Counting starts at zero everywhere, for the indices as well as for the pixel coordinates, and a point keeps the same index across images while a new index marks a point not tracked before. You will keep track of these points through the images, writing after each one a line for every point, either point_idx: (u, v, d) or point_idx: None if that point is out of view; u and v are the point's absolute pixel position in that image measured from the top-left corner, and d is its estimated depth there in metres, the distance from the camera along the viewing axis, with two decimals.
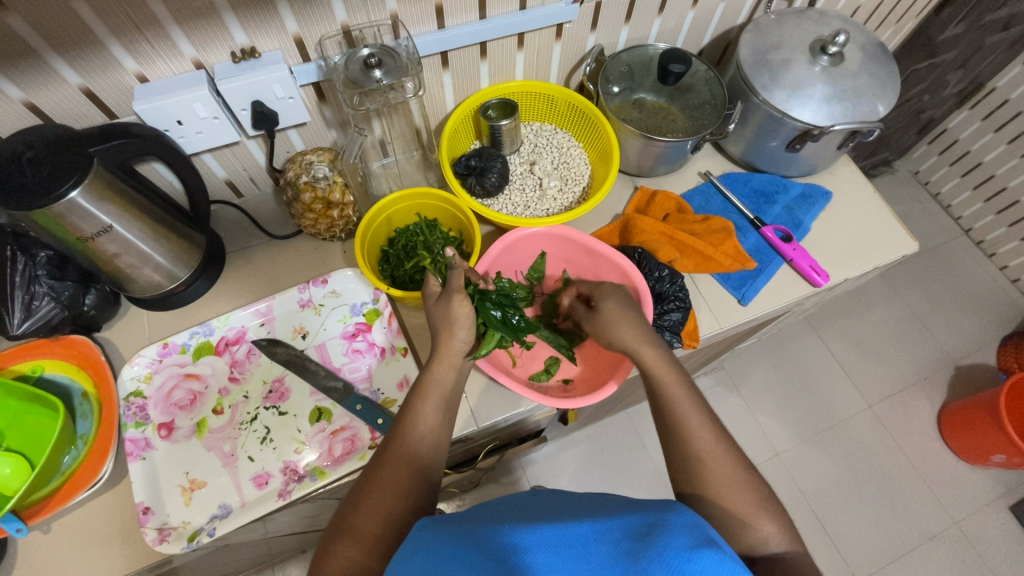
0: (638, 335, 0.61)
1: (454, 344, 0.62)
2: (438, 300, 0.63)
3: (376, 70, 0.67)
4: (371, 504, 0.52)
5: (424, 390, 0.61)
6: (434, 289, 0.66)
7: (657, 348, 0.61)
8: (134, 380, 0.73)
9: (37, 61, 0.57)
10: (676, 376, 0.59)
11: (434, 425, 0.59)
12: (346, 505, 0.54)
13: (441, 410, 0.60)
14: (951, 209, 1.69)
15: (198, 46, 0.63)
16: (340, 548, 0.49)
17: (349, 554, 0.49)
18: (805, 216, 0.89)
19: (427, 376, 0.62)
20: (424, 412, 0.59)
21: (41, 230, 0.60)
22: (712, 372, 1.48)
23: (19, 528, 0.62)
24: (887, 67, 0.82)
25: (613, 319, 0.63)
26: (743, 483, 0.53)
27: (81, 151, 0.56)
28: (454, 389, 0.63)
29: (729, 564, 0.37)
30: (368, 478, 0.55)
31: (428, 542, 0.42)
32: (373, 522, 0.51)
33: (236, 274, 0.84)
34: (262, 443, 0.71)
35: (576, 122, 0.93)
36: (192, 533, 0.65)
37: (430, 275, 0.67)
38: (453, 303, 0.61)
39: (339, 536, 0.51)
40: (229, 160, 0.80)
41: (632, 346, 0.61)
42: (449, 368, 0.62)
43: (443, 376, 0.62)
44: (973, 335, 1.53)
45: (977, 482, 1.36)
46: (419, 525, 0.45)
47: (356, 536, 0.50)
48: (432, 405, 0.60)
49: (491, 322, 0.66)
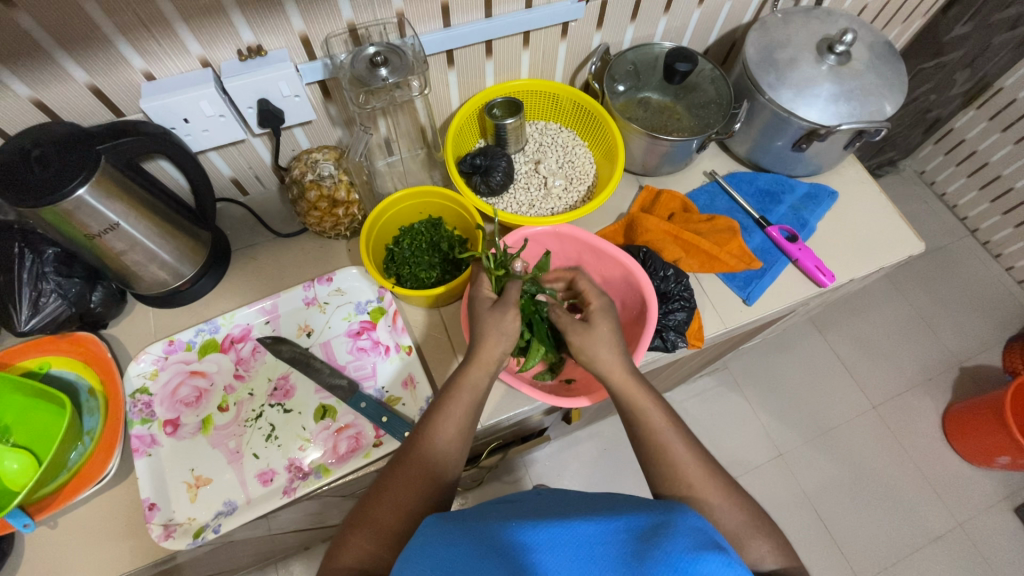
0: (608, 360, 0.60)
1: (496, 355, 0.60)
2: (492, 309, 0.63)
3: (381, 69, 0.67)
4: (392, 497, 0.53)
5: (457, 390, 0.59)
6: (489, 296, 0.66)
7: (631, 386, 0.59)
8: (140, 376, 0.73)
9: (46, 60, 0.57)
10: (648, 407, 0.58)
11: (461, 426, 0.58)
12: (367, 497, 0.55)
13: (473, 413, 0.59)
14: (957, 210, 1.68)
15: (204, 43, 0.63)
16: (356, 540, 0.51)
17: (366, 546, 0.51)
18: (811, 216, 0.89)
19: (461, 379, 0.60)
20: (453, 415, 0.58)
21: (47, 227, 0.60)
22: (716, 372, 1.48)
23: (26, 523, 0.62)
24: (895, 67, 0.81)
25: (585, 345, 0.61)
26: None
27: (88, 151, 0.56)
28: (485, 394, 0.60)
29: (733, 566, 0.37)
30: (388, 473, 0.55)
31: (435, 539, 0.42)
32: (394, 517, 0.52)
33: (241, 272, 0.84)
34: (267, 440, 0.71)
35: (581, 120, 0.93)
36: (198, 529, 0.65)
37: (483, 279, 0.68)
38: (509, 317, 0.61)
39: (356, 527, 0.52)
40: (235, 158, 0.80)
41: (613, 376, 0.60)
42: (484, 374, 0.60)
43: (476, 381, 0.59)
44: (978, 336, 1.52)
45: (982, 484, 1.35)
46: (425, 522, 0.44)
47: (375, 529, 0.52)
48: (463, 410, 0.58)
49: (539, 336, 0.70)
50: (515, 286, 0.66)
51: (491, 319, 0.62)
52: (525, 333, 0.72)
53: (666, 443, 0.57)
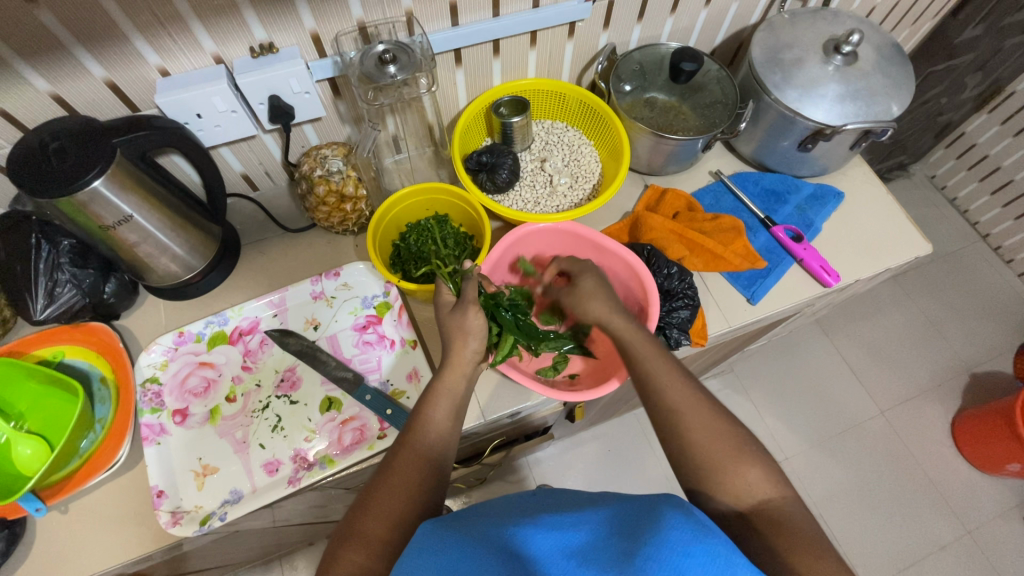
0: (585, 286, 0.64)
1: (467, 355, 0.63)
2: (453, 311, 0.65)
3: (390, 66, 0.68)
4: (378, 507, 0.53)
5: (435, 395, 0.62)
6: (450, 299, 0.68)
7: (615, 318, 0.62)
8: (151, 366, 0.75)
9: (64, 54, 0.59)
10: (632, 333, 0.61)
11: (445, 427, 0.60)
12: (355, 508, 0.54)
13: (453, 417, 0.61)
14: (968, 215, 1.66)
15: (218, 41, 0.64)
16: (347, 552, 0.50)
17: (356, 559, 0.50)
18: (817, 217, 0.89)
19: (438, 384, 0.62)
20: (433, 416, 0.60)
21: (64, 218, 0.62)
22: (722, 375, 1.48)
23: (39, 507, 0.64)
24: (902, 67, 0.81)
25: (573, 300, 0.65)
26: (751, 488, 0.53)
27: (104, 143, 0.58)
28: (465, 396, 0.63)
29: (725, 552, 0.39)
30: (373, 485, 0.55)
31: (432, 546, 0.42)
32: (382, 527, 0.52)
33: (249, 266, 0.86)
34: (273, 431, 0.72)
35: (587, 119, 0.94)
36: (204, 516, 0.66)
37: (442, 284, 0.69)
38: (470, 315, 0.63)
39: (345, 541, 0.51)
40: (246, 154, 0.81)
41: (603, 318, 0.62)
42: (459, 377, 0.63)
43: (454, 386, 0.62)
44: (989, 342, 1.51)
45: (992, 492, 1.34)
46: (420, 529, 0.44)
47: (363, 541, 0.51)
48: (448, 404, 0.61)
49: (507, 326, 0.68)
50: (472, 283, 0.66)
51: (457, 321, 0.64)
52: (493, 328, 0.70)
53: (626, 335, 0.61)
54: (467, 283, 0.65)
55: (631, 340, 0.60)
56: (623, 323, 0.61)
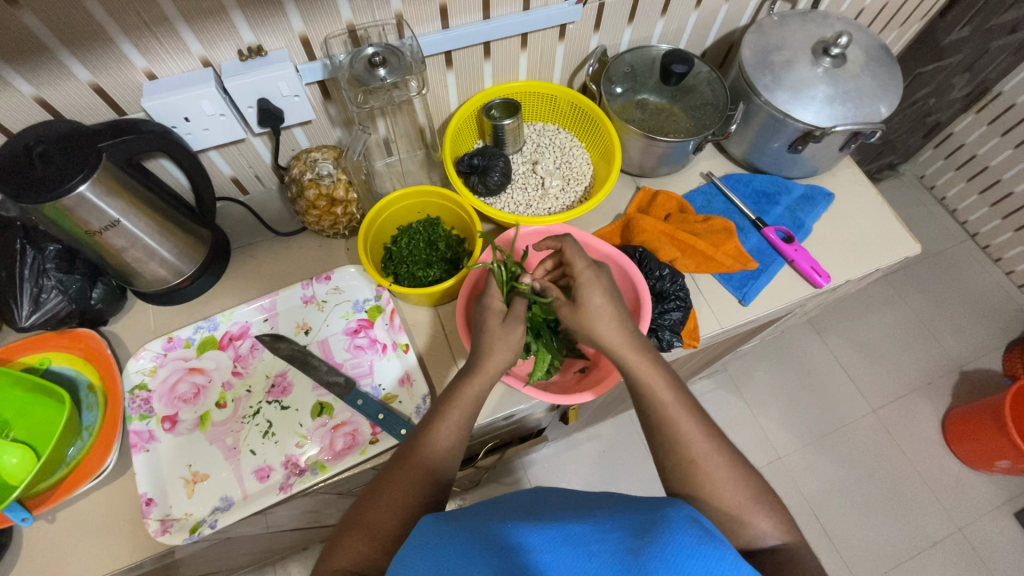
0: (591, 308, 0.59)
1: (473, 358, 0.61)
2: (504, 324, 0.61)
3: (379, 69, 0.67)
4: (387, 499, 0.53)
5: (447, 406, 0.59)
6: (500, 306, 0.63)
7: (625, 347, 0.58)
8: (139, 372, 0.74)
9: (50, 58, 0.58)
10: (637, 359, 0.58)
11: (456, 429, 0.58)
12: (363, 499, 0.55)
13: (459, 419, 0.59)
14: (957, 214, 1.68)
15: (206, 44, 0.64)
16: (351, 541, 0.51)
17: (359, 548, 0.50)
18: (807, 218, 0.89)
19: (463, 389, 0.59)
20: (448, 421, 0.58)
21: (50, 223, 0.61)
22: (714, 375, 1.48)
23: (25, 518, 0.63)
24: (889, 70, 0.82)
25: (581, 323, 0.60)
26: (744, 494, 0.53)
27: (90, 148, 0.57)
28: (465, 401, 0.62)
29: (730, 561, 0.39)
30: (384, 477, 0.55)
31: (433, 539, 0.42)
32: (391, 520, 0.52)
33: (239, 271, 0.85)
34: (264, 437, 0.72)
35: (578, 122, 0.94)
36: (194, 524, 0.66)
37: (492, 289, 0.64)
38: (519, 331, 0.61)
39: (353, 528, 0.52)
40: (235, 157, 0.80)
41: (614, 346, 0.59)
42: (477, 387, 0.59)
43: (469, 395, 0.59)
44: (979, 340, 1.52)
45: (982, 489, 1.35)
46: (421, 522, 0.44)
47: (370, 531, 0.51)
48: (459, 416, 0.58)
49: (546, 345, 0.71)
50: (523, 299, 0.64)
51: (500, 333, 0.61)
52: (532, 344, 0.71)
53: (638, 366, 0.58)
54: (518, 299, 0.64)
55: (641, 369, 0.58)
56: (636, 356, 0.58)
